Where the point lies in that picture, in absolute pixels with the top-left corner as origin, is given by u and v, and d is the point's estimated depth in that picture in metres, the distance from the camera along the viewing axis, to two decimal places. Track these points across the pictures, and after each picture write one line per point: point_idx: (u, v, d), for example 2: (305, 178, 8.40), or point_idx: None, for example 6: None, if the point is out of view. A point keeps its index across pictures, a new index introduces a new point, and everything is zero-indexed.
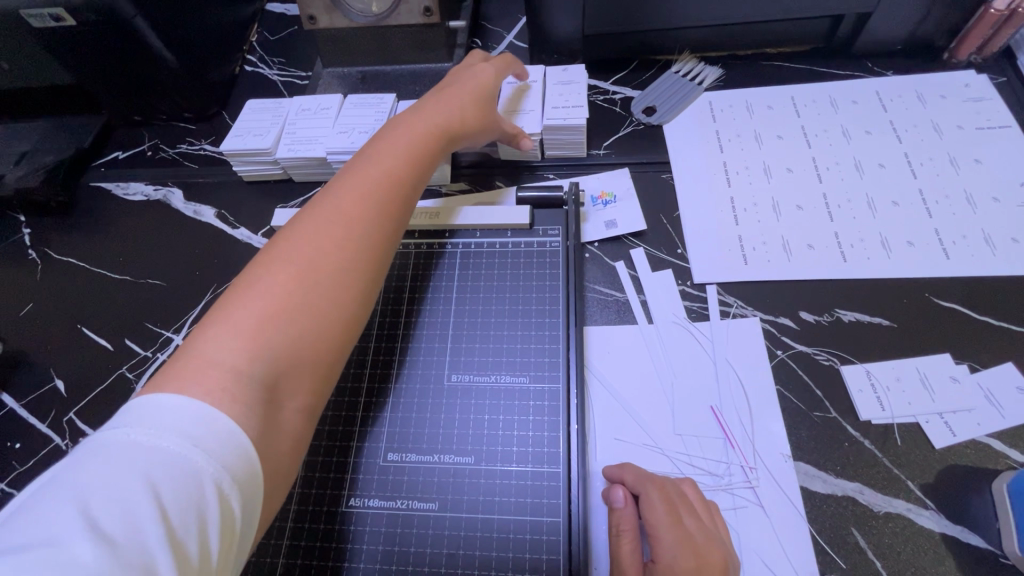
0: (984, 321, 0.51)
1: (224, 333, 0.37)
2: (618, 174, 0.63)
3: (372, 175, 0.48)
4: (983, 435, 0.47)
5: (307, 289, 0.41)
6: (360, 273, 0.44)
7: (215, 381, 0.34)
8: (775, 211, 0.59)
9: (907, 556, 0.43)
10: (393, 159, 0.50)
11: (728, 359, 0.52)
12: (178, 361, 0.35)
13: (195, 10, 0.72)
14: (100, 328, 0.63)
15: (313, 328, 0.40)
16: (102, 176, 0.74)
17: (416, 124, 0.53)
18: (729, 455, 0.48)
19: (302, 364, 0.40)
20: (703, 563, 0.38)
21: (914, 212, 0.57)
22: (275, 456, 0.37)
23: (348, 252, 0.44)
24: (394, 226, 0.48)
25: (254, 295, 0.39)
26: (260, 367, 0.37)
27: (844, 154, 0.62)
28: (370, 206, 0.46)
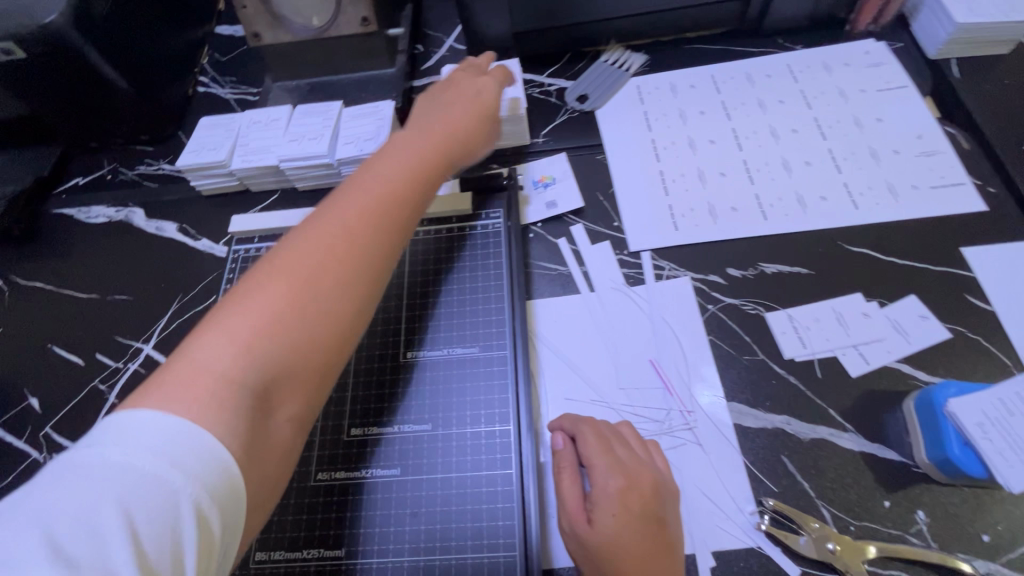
0: (891, 261, 0.56)
1: (217, 341, 0.39)
2: (557, 158, 0.68)
3: (362, 195, 0.49)
4: (894, 361, 0.51)
5: (301, 308, 0.42)
6: (355, 292, 0.45)
7: (206, 392, 0.36)
8: (700, 180, 0.64)
9: (832, 474, 0.47)
10: (385, 180, 0.51)
11: (664, 316, 0.56)
12: (173, 369, 0.37)
13: (142, 36, 0.75)
14: (70, 346, 0.65)
15: (304, 343, 0.42)
16: (64, 203, 0.76)
17: (409, 141, 0.55)
18: (669, 402, 0.52)
19: (294, 379, 0.41)
20: (633, 483, 0.42)
21: (825, 170, 0.63)
22: (263, 465, 0.38)
23: (342, 273, 0.45)
24: (392, 242, 0.49)
25: (250, 309, 0.40)
26: (251, 379, 0.38)
27: (763, 125, 0.67)
28: (367, 222, 0.47)
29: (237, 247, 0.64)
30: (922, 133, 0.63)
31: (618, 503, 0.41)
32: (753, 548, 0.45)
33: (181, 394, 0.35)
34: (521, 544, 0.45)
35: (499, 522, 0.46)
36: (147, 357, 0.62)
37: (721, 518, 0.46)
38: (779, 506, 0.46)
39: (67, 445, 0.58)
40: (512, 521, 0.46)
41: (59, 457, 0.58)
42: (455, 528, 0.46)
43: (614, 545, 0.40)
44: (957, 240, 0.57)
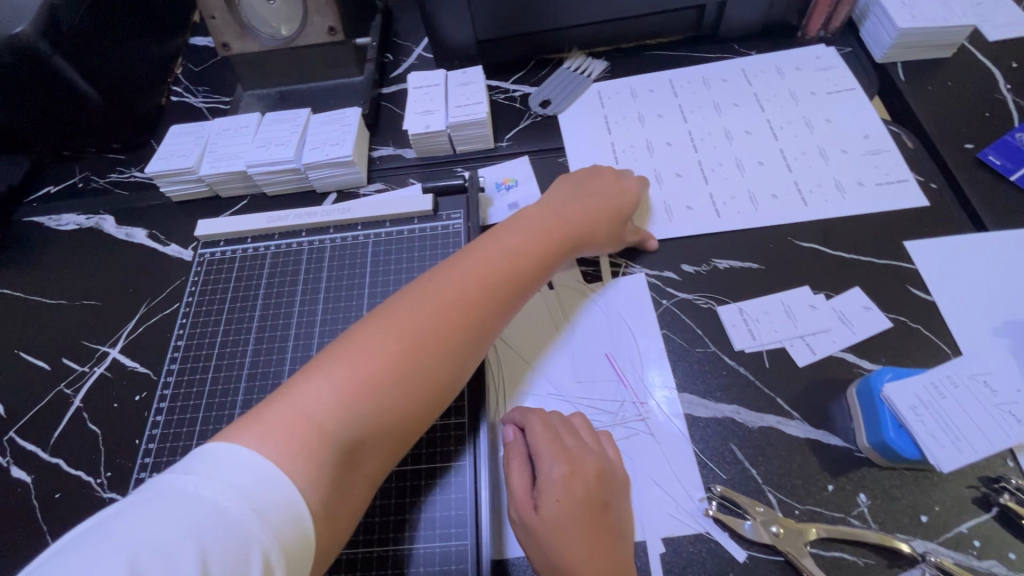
0: (838, 255, 0.58)
1: (318, 386, 0.39)
2: (519, 161, 0.70)
3: (514, 250, 0.52)
4: (839, 351, 0.53)
5: (404, 365, 0.42)
6: (451, 358, 0.44)
7: (296, 437, 0.36)
8: (656, 181, 0.66)
9: (779, 461, 0.49)
10: (525, 242, 0.53)
11: (619, 312, 0.58)
12: (271, 407, 0.37)
13: (113, 46, 0.76)
14: (37, 351, 0.65)
15: (399, 402, 0.41)
16: (35, 211, 0.77)
17: (570, 202, 0.57)
18: (622, 395, 0.53)
19: (380, 437, 0.40)
20: (578, 467, 0.44)
21: (776, 171, 0.65)
22: (333, 526, 0.37)
23: (447, 334, 0.45)
24: (503, 311, 0.49)
25: (355, 358, 0.41)
26: (342, 430, 0.38)
27: (717, 128, 0.69)
28: (479, 286, 0.48)
29: (203, 251, 0.65)
30: (869, 133, 0.66)
31: (563, 487, 0.43)
32: (701, 534, 0.46)
33: (278, 435, 0.35)
34: (472, 532, 0.46)
35: (452, 511, 0.48)
36: (113, 361, 0.63)
37: (672, 507, 0.47)
38: (726, 491, 0.47)
39: (31, 449, 0.58)
40: (465, 509, 0.48)
41: (22, 461, 0.58)
42: (408, 519, 0.48)
43: (558, 526, 0.41)
44: (900, 234, 0.59)
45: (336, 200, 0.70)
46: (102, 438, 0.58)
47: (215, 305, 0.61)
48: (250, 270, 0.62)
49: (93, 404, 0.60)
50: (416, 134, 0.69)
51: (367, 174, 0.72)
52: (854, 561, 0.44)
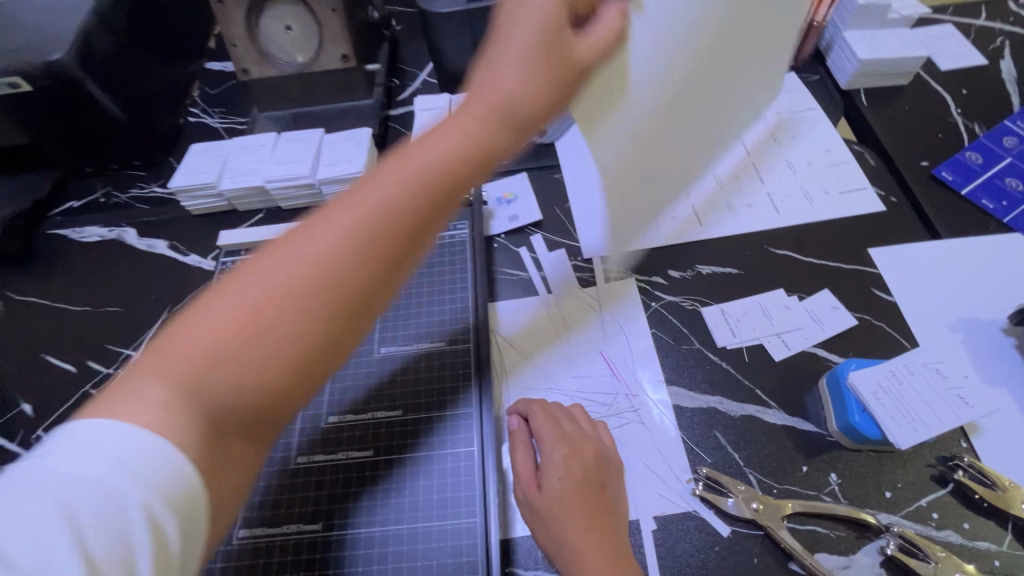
0: (809, 260, 0.64)
1: (181, 341, 0.34)
2: (517, 177, 0.76)
3: (431, 157, 0.38)
4: (811, 346, 0.59)
5: (278, 311, 0.34)
6: (336, 301, 0.35)
7: (156, 401, 0.32)
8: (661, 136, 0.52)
9: (758, 445, 0.54)
10: (437, 148, 0.39)
11: (612, 313, 0.63)
12: (144, 361, 0.34)
13: (138, 71, 0.82)
14: (63, 354, 0.69)
15: (275, 352, 0.34)
16: (59, 224, 0.81)
17: (504, 65, 0.39)
18: (616, 388, 0.58)
19: (259, 393, 0.34)
20: (575, 450, 0.48)
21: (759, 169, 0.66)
22: (218, 477, 0.34)
23: (331, 270, 0.35)
24: (405, 236, 0.37)
25: (220, 310, 0.34)
26: (215, 390, 0.33)
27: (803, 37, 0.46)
28: (381, 205, 0.37)
29: (224, 259, 0.69)
30: (830, 147, 0.73)
31: (564, 468, 0.47)
32: (690, 512, 0.51)
33: (167, 378, 0.33)
34: (483, 511, 0.49)
35: (462, 491, 0.51)
36: None
37: (662, 488, 0.52)
38: (712, 473, 0.52)
39: None
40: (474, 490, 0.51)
41: None
42: (423, 500, 0.50)
43: (558, 502, 0.46)
44: (864, 242, 0.65)
45: None
46: None
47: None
48: None
49: None
50: None
51: None
52: (827, 533, 0.49)
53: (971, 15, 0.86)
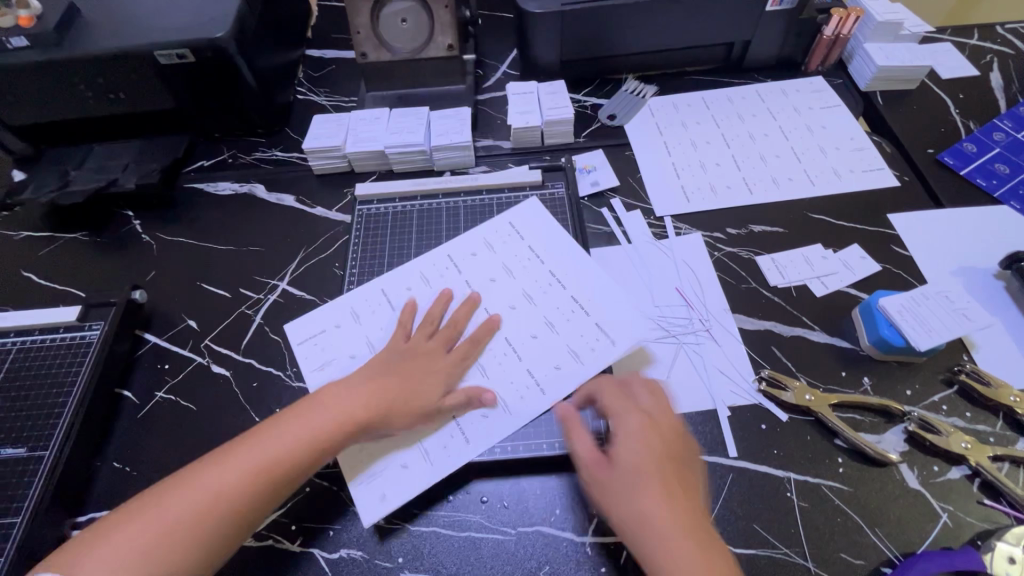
0: (841, 223, 0.79)
1: (205, 479, 0.53)
2: (594, 152, 0.90)
3: (326, 412, 0.58)
4: (845, 286, 0.73)
5: (216, 503, 0.52)
6: (239, 494, 0.53)
7: (161, 534, 0.50)
8: (503, 409, 0.64)
9: (806, 357, 0.68)
10: (297, 437, 0.56)
11: (683, 258, 0.77)
12: (162, 495, 0.53)
13: (268, 52, 0.95)
14: (216, 283, 0.81)
15: (225, 506, 0.52)
16: (194, 179, 0.94)
17: (378, 379, 0.61)
18: (690, 313, 0.72)
19: (208, 524, 0.52)
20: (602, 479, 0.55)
21: (590, 355, 0.66)
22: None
23: (245, 492, 0.53)
24: (248, 499, 0.53)
25: (219, 471, 0.53)
26: (179, 529, 0.51)
27: (332, 345, 0.71)
28: (251, 478, 0.54)
29: (360, 208, 0.85)
30: (854, 136, 0.89)
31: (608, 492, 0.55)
32: (755, 403, 0.65)
33: (144, 529, 0.50)
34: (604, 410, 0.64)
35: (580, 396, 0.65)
36: (283, 291, 0.79)
37: (733, 385, 0.66)
38: (772, 373, 0.66)
39: (225, 352, 0.74)
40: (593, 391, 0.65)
41: (220, 360, 0.74)
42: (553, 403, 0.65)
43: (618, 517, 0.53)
44: (885, 210, 0.80)
45: (451, 175, 0.89)
46: (283, 345, 0.74)
47: (377, 248, 0.81)
48: (402, 221, 0.84)
49: (272, 321, 0.77)
50: (518, 128, 0.89)
51: (474, 159, 0.91)
52: (862, 419, 0.63)
53: (965, 36, 1.03)
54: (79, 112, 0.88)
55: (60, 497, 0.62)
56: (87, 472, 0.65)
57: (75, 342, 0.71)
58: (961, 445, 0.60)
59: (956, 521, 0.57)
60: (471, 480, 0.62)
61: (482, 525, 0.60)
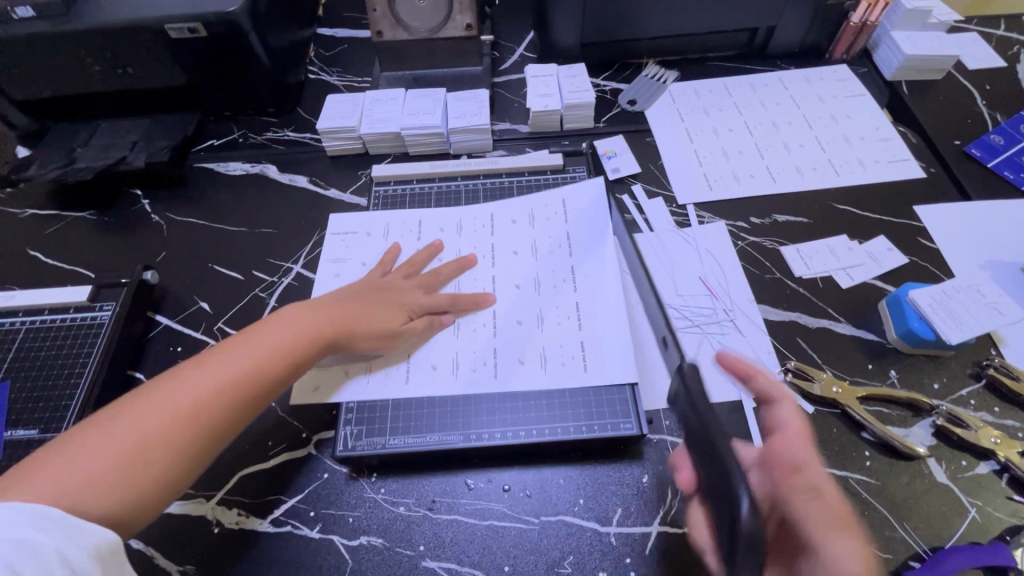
0: (867, 214, 0.78)
1: (174, 390, 0.51)
2: (615, 137, 0.88)
3: (289, 333, 0.58)
4: (871, 278, 0.72)
5: (192, 413, 0.50)
6: (211, 404, 0.51)
7: (122, 445, 0.46)
8: (453, 371, 0.66)
9: (832, 349, 0.67)
10: (278, 345, 0.57)
11: (707, 247, 0.76)
12: (124, 408, 0.49)
13: (281, 28, 0.92)
14: (228, 265, 0.79)
15: (198, 417, 0.50)
16: (204, 158, 0.91)
17: (339, 309, 0.62)
18: (714, 303, 0.71)
19: (178, 437, 0.49)
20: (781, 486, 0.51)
21: (562, 346, 0.67)
22: (130, 499, 0.46)
23: (217, 401, 0.52)
24: (228, 418, 0.52)
25: (192, 380, 0.51)
26: (146, 432, 0.48)
27: (354, 248, 0.78)
28: (222, 388, 0.52)
29: (376, 189, 0.84)
30: (880, 126, 0.87)
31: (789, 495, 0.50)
32: None
33: (101, 443, 0.46)
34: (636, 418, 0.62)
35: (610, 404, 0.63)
36: (297, 274, 0.78)
37: None
38: (799, 365, 0.65)
39: None
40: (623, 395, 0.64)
41: None
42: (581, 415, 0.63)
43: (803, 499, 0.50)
44: (911, 202, 0.79)
45: (468, 159, 0.87)
46: None
47: (393, 233, 0.79)
48: (421, 204, 0.82)
49: (287, 304, 0.75)
50: (537, 111, 0.86)
51: (491, 143, 0.89)
52: (890, 413, 0.62)
53: (992, 26, 1.02)
54: (86, 87, 0.86)
55: None
56: None
57: (87, 323, 0.69)
58: (989, 440, 0.59)
59: (985, 516, 0.56)
60: (494, 469, 0.62)
61: (505, 514, 0.59)
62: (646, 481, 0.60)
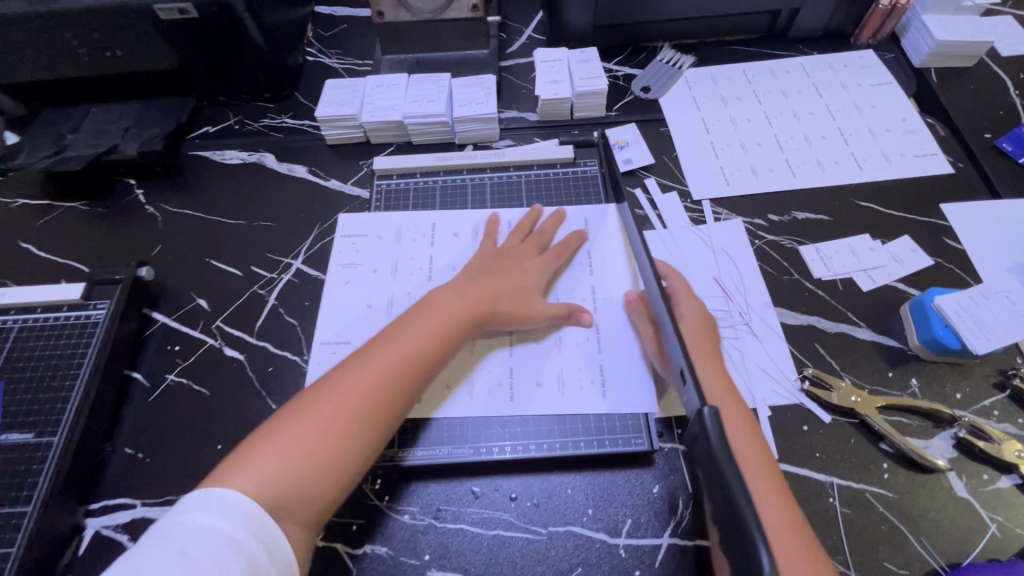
0: (890, 212, 0.75)
1: (335, 402, 0.54)
2: (627, 127, 0.84)
3: (425, 333, 0.60)
4: (893, 280, 0.69)
5: (358, 420, 0.53)
6: (371, 411, 0.54)
7: (297, 457, 0.50)
8: (468, 393, 0.64)
9: (851, 355, 0.65)
10: (421, 346, 0.59)
11: (722, 246, 0.73)
12: (295, 422, 0.52)
13: (277, 8, 0.87)
14: (227, 261, 0.77)
15: (360, 425, 0.53)
16: (199, 146, 0.88)
17: (466, 303, 0.63)
18: (729, 306, 0.68)
19: (343, 446, 0.52)
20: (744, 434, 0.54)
21: (579, 373, 0.65)
22: (308, 502, 0.50)
23: (376, 407, 0.54)
24: (388, 422, 0.55)
25: (347, 391, 0.54)
26: (314, 448, 0.51)
27: (365, 253, 0.75)
28: (382, 395, 0.55)
29: (378, 182, 0.81)
30: (906, 117, 0.83)
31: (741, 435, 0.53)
32: (796, 403, 0.62)
33: (275, 458, 0.50)
34: (646, 437, 0.60)
35: (619, 421, 0.62)
36: (297, 270, 0.75)
37: (774, 384, 0.63)
38: (816, 372, 0.63)
39: (238, 334, 0.71)
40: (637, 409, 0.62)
41: (233, 344, 0.70)
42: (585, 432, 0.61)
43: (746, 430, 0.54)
44: (937, 200, 0.76)
45: (474, 150, 0.83)
46: (298, 328, 0.71)
47: (396, 229, 0.77)
48: (422, 198, 0.80)
49: (287, 302, 0.73)
50: (546, 99, 0.82)
51: (498, 132, 0.85)
52: (909, 423, 0.60)
53: None
54: (74, 71, 0.82)
55: (71, 486, 0.59)
56: (99, 458, 0.63)
57: (81, 322, 0.67)
58: (1013, 454, 0.57)
59: (1006, 532, 0.55)
60: (501, 476, 0.60)
61: (512, 523, 0.57)
62: (656, 491, 0.58)
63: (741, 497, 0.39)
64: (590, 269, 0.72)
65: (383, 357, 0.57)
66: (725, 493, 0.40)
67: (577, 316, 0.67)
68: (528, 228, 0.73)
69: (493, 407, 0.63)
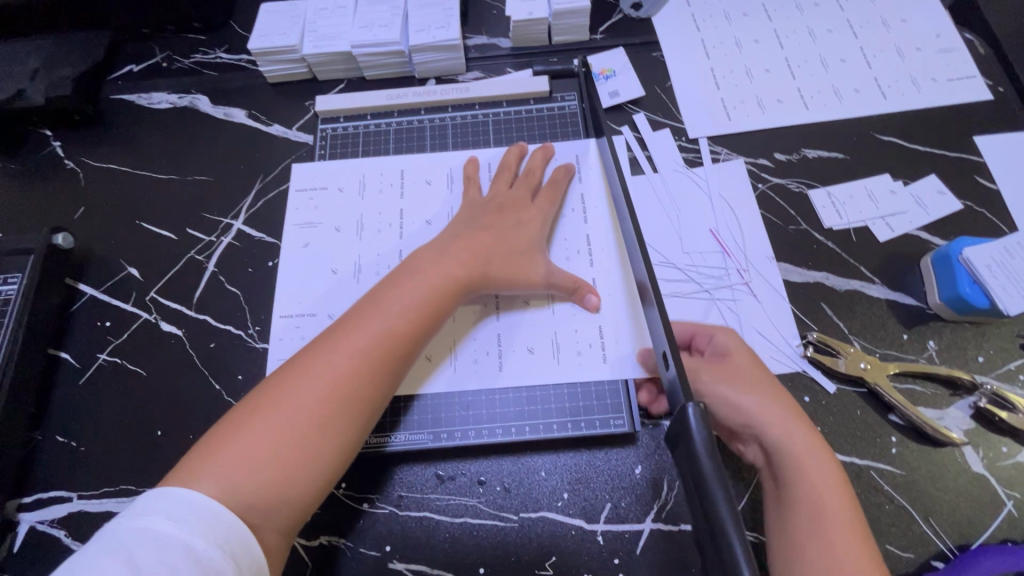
0: (915, 148, 0.65)
1: (305, 384, 0.46)
2: (614, 52, 0.72)
3: (407, 300, 0.51)
4: (914, 228, 0.61)
5: (334, 406, 0.46)
6: (351, 393, 0.47)
7: (266, 449, 0.43)
8: (451, 364, 0.57)
9: (861, 316, 0.57)
10: (403, 315, 0.51)
11: (720, 192, 0.64)
12: (261, 409, 0.45)
13: None
14: (159, 223, 0.68)
15: (337, 410, 0.46)
16: (121, 89, 0.76)
17: (454, 262, 0.54)
18: (727, 262, 0.60)
19: (320, 436, 0.45)
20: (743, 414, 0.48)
21: (572, 339, 0.57)
22: (284, 500, 0.43)
23: (355, 390, 0.47)
24: (371, 404, 0.48)
25: (320, 371, 0.47)
26: (283, 438, 0.44)
27: (325, 209, 0.66)
28: (361, 375, 0.47)
29: (324, 127, 0.71)
30: (940, 32, 0.71)
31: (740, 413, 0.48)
32: (798, 371, 0.55)
33: (241, 451, 0.43)
34: (627, 417, 0.54)
35: (596, 400, 0.55)
36: (239, 232, 0.66)
37: (773, 350, 0.56)
38: (821, 337, 0.56)
39: (175, 307, 0.63)
40: (616, 382, 0.56)
41: (169, 317, 0.63)
42: (558, 410, 0.55)
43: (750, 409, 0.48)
44: (970, 132, 0.65)
45: (437, 85, 0.72)
46: (241, 299, 0.63)
47: (349, 181, 0.67)
48: (377, 144, 0.69)
49: (228, 269, 0.65)
50: (519, 21, 0.70)
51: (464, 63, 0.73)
52: (923, 392, 0.54)
53: None
54: None
55: None
56: (27, 449, 0.57)
57: None
58: None
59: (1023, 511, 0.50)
60: (467, 460, 0.55)
61: (481, 511, 0.52)
62: (639, 472, 0.53)
63: (730, 515, 0.30)
64: (586, 215, 0.63)
65: (360, 330, 0.49)
66: (705, 507, 0.32)
67: (582, 296, 0.58)
68: (513, 169, 0.64)
69: (482, 380, 0.56)
